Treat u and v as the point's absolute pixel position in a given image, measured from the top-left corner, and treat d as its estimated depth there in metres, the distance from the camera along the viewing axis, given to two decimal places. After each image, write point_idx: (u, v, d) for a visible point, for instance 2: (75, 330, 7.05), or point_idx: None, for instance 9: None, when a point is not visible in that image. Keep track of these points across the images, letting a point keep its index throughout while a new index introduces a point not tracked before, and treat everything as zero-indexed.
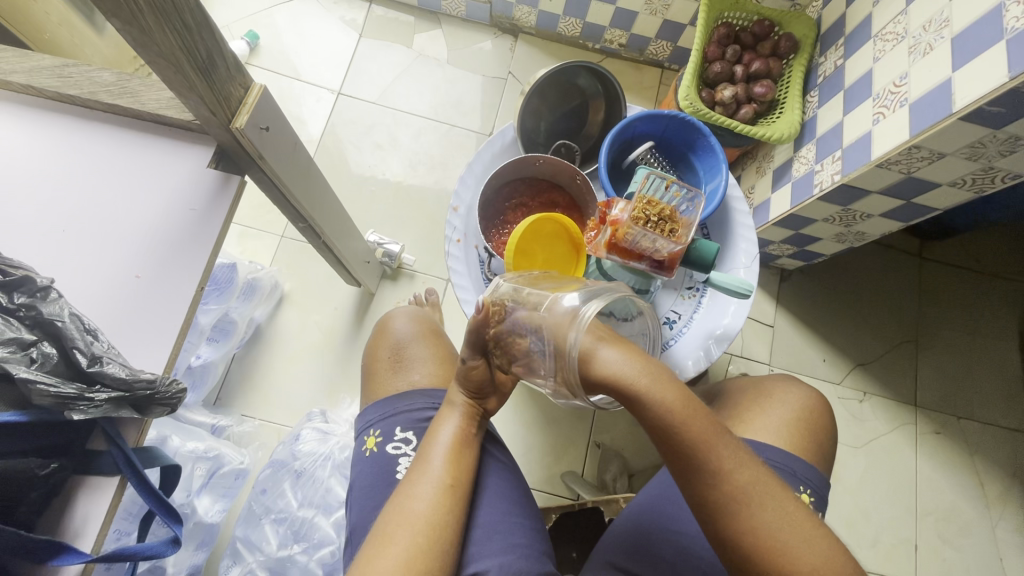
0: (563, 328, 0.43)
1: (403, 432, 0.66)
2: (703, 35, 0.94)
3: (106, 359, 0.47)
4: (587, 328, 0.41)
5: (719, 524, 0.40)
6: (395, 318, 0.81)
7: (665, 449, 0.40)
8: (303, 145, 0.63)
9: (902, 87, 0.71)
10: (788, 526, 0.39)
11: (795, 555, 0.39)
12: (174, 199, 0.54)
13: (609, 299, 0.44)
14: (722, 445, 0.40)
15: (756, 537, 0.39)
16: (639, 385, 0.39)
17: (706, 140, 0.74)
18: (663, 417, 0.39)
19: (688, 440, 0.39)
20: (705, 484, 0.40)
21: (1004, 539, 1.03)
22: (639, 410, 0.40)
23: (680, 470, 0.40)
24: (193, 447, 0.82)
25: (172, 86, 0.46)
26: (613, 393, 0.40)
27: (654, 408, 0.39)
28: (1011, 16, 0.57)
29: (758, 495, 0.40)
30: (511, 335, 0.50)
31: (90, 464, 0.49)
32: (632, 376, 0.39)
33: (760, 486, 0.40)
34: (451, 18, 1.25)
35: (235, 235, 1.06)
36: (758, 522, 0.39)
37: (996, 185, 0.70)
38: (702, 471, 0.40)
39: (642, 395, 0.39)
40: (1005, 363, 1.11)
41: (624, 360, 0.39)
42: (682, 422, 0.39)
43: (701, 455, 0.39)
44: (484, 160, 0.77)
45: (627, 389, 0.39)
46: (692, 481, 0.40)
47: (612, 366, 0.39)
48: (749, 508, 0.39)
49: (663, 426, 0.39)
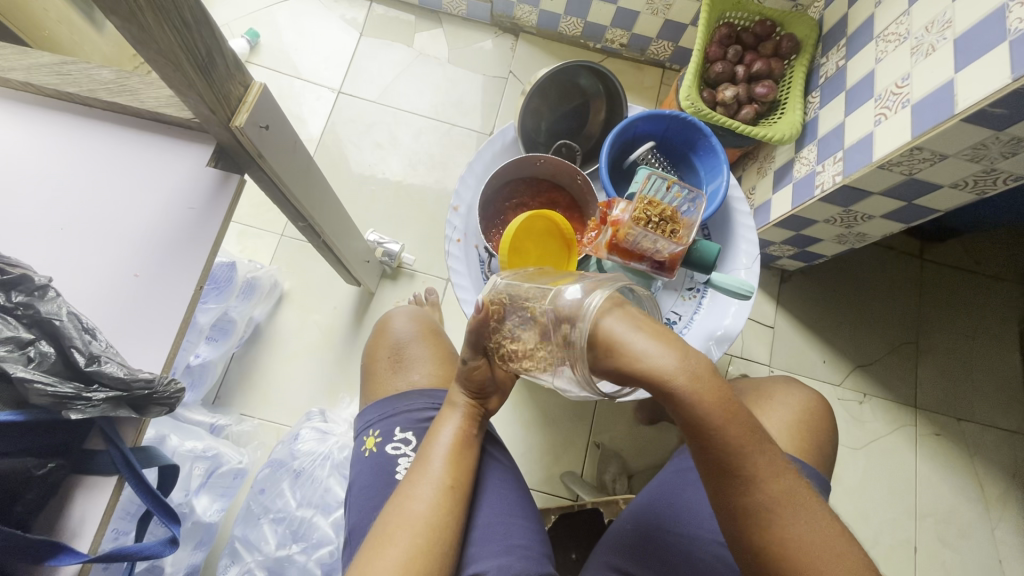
0: (567, 318, 0.42)
1: (402, 432, 0.66)
2: (704, 35, 0.94)
3: (104, 359, 0.47)
4: (597, 311, 0.40)
5: (749, 531, 0.40)
6: (395, 317, 0.81)
7: (703, 453, 0.40)
8: (303, 145, 0.63)
9: (904, 88, 0.71)
10: (818, 539, 0.39)
11: (826, 570, 0.39)
12: (173, 198, 0.54)
13: (610, 289, 0.42)
14: (762, 455, 0.39)
15: (785, 547, 0.39)
16: (673, 380, 0.37)
17: (707, 140, 0.74)
18: (697, 415, 0.38)
19: (723, 444, 0.38)
20: (739, 491, 0.39)
21: (1003, 541, 1.03)
22: (671, 405, 0.38)
23: (716, 475, 0.40)
24: (191, 447, 0.81)
25: (171, 84, 0.45)
26: (644, 384, 0.38)
27: (689, 403, 0.37)
28: (1014, 18, 0.57)
29: (791, 505, 0.39)
30: (513, 331, 0.49)
31: (89, 463, 0.48)
32: (667, 371, 0.37)
33: (794, 498, 0.40)
34: (451, 17, 1.25)
35: (234, 233, 1.06)
36: (787, 531, 0.39)
37: (998, 187, 0.70)
38: (736, 477, 0.39)
39: (680, 394, 0.37)
40: (1006, 364, 1.11)
41: (660, 351, 0.37)
42: (719, 424, 0.38)
43: (736, 460, 0.39)
44: (484, 160, 0.77)
45: (660, 382, 0.37)
46: (726, 487, 0.40)
47: (644, 357, 0.37)
48: (781, 518, 0.39)
49: (699, 423, 0.38)
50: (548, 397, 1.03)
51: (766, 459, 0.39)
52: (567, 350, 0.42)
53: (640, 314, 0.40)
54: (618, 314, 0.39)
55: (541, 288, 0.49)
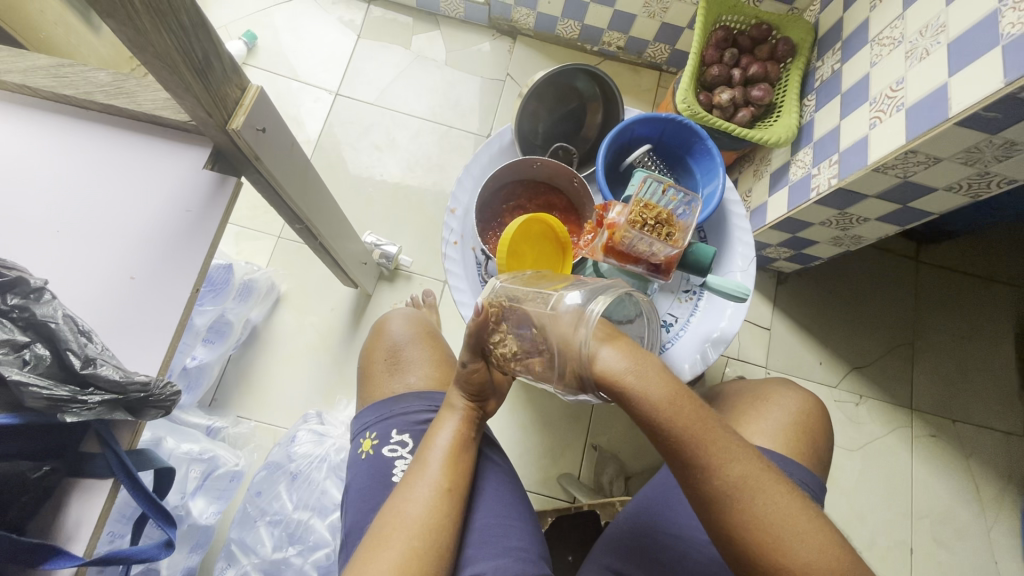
0: (571, 325, 0.42)
1: (399, 434, 0.66)
2: (700, 38, 0.94)
3: (99, 361, 0.47)
4: (595, 327, 0.41)
5: (716, 520, 0.40)
6: (392, 319, 0.81)
7: (659, 443, 0.40)
8: (300, 147, 0.63)
9: (899, 92, 0.71)
10: (782, 520, 0.39)
11: (788, 548, 0.39)
12: (170, 200, 0.54)
13: (611, 297, 0.43)
14: (713, 440, 0.39)
15: (749, 532, 0.39)
16: (625, 382, 0.39)
17: (703, 143, 0.74)
18: (649, 414, 0.39)
19: (676, 436, 0.39)
20: (698, 479, 0.40)
21: (998, 541, 1.03)
22: (628, 405, 0.40)
23: (674, 463, 0.41)
24: (187, 449, 0.81)
25: (168, 88, 0.45)
26: (605, 389, 0.40)
27: (641, 405, 0.39)
28: (1008, 22, 0.57)
29: (751, 489, 0.39)
30: (509, 337, 0.49)
31: (84, 467, 0.48)
32: (617, 372, 0.39)
33: (755, 480, 0.39)
34: (449, 19, 1.25)
35: (231, 235, 1.06)
36: (750, 516, 0.39)
37: (992, 190, 0.70)
38: (693, 466, 0.40)
39: (628, 392, 0.39)
40: (1001, 365, 1.12)
41: (615, 356, 0.40)
42: (668, 419, 0.39)
43: (689, 448, 0.39)
44: (481, 163, 0.77)
45: (616, 386, 0.39)
46: (685, 473, 0.40)
47: (603, 361, 0.39)
48: (742, 502, 0.39)
49: (651, 422, 0.39)
50: (546, 399, 1.03)
51: (719, 446, 0.40)
52: (558, 355, 0.43)
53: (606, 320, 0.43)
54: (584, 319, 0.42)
55: (541, 293, 0.49)
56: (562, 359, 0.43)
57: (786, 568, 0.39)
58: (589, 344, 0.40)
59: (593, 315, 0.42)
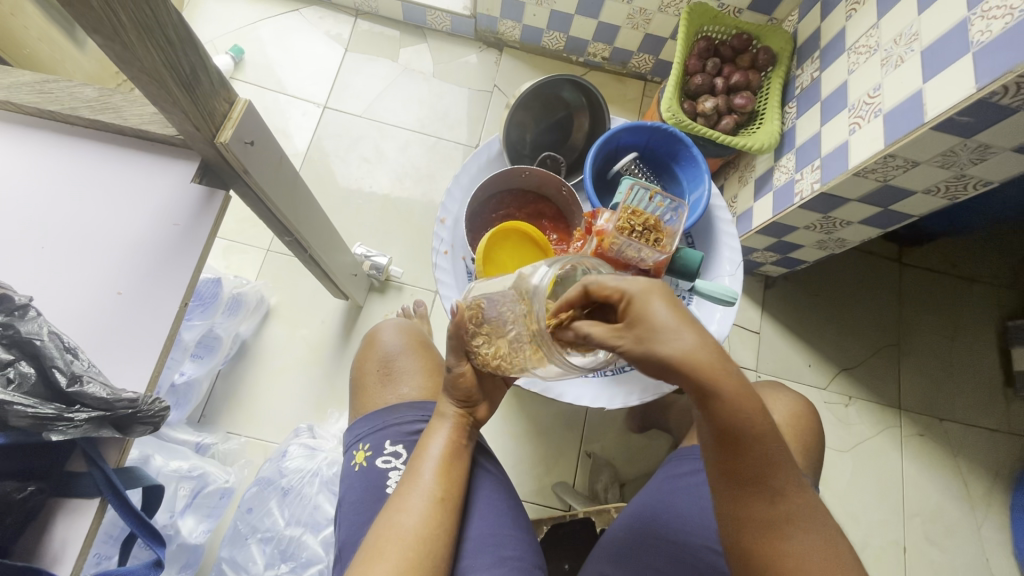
0: (519, 293, 0.47)
1: (392, 446, 0.66)
2: (683, 48, 0.96)
3: (86, 378, 0.46)
4: (540, 294, 0.45)
5: (752, 540, 0.41)
6: (383, 330, 0.80)
7: (726, 463, 0.40)
8: (289, 159, 0.63)
9: (876, 98, 0.73)
10: (822, 559, 0.40)
11: None
12: (156, 215, 0.54)
13: (557, 266, 0.46)
14: (780, 469, 0.40)
15: (788, 563, 0.40)
16: (719, 382, 0.38)
17: (689, 150, 0.75)
18: (731, 424, 0.39)
19: (753, 461, 0.40)
20: (756, 503, 0.41)
21: (989, 539, 1.04)
22: (710, 407, 0.38)
23: (733, 484, 0.41)
24: (177, 466, 0.81)
25: (157, 103, 0.46)
26: (688, 385, 0.38)
27: (728, 409, 0.38)
28: (977, 30, 0.59)
29: (800, 523, 0.41)
30: (490, 333, 0.52)
31: (71, 485, 0.47)
32: (713, 372, 0.37)
33: (807, 517, 0.41)
34: (436, 33, 1.27)
35: (219, 249, 1.05)
36: (793, 546, 0.41)
37: (969, 192, 0.72)
38: (755, 489, 0.40)
39: (724, 398, 0.38)
40: (985, 364, 1.14)
41: (699, 345, 0.38)
42: (749, 435, 0.39)
43: (761, 475, 0.40)
44: (470, 173, 0.77)
45: (708, 382, 0.38)
46: (742, 496, 0.41)
47: (689, 348, 0.38)
48: (790, 532, 0.41)
49: (731, 432, 0.39)
50: (539, 408, 1.03)
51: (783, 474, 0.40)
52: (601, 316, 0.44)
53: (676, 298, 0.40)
54: (660, 294, 0.39)
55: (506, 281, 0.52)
56: (608, 331, 0.40)
57: None
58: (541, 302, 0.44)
59: (541, 281, 0.46)
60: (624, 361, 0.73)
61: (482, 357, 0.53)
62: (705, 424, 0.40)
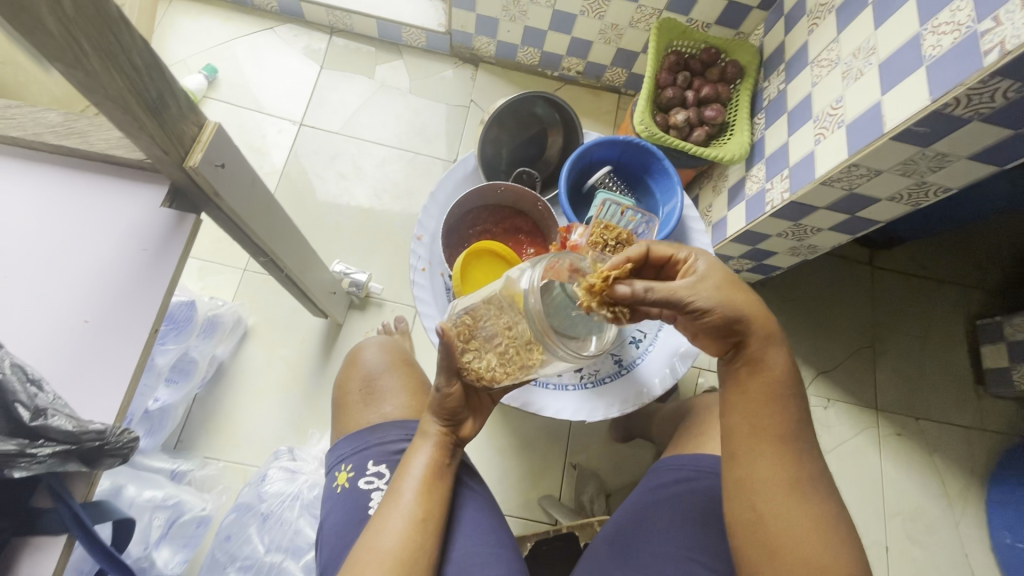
0: (513, 297, 0.50)
1: (375, 465, 0.65)
2: (654, 63, 0.98)
3: (50, 412, 0.45)
4: (538, 290, 0.47)
5: (773, 501, 0.47)
6: (366, 348, 0.79)
7: (764, 422, 0.47)
8: (261, 180, 0.62)
9: (839, 109, 0.75)
10: (827, 518, 0.47)
11: (821, 542, 0.46)
12: (126, 240, 0.53)
13: (549, 263, 0.48)
14: (807, 436, 0.48)
15: (800, 520, 0.46)
16: (772, 336, 0.48)
17: (661, 163, 0.76)
18: (783, 375, 0.48)
19: (787, 422, 0.48)
20: (781, 464, 0.47)
21: (967, 535, 1.07)
22: (771, 352, 0.48)
23: (765, 443, 0.47)
24: (151, 496, 0.78)
25: (121, 128, 0.45)
26: (751, 335, 0.48)
27: (782, 357, 0.48)
28: (928, 45, 0.62)
29: (812, 487, 0.48)
30: (483, 346, 0.55)
31: (36, 521, 0.46)
32: (769, 327, 0.48)
33: (818, 483, 0.48)
34: (412, 49, 1.27)
35: (194, 270, 1.04)
36: (804, 506, 0.47)
37: (930, 198, 0.75)
38: (784, 452, 0.47)
39: (774, 356, 0.48)
40: (956, 362, 1.17)
41: (758, 304, 0.48)
42: (785, 391, 0.48)
43: (789, 437, 0.47)
44: (447, 189, 0.78)
45: (767, 334, 0.48)
46: (771, 456, 0.47)
47: (750, 300, 0.48)
48: (804, 495, 0.47)
49: (780, 382, 0.48)
50: (523, 421, 1.03)
51: (807, 440, 0.48)
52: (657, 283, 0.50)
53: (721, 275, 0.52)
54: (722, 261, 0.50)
55: (493, 290, 0.55)
56: (687, 283, 0.47)
57: (812, 557, 0.46)
58: (538, 294, 0.47)
59: (533, 282, 0.48)
60: (602, 373, 0.74)
61: (477, 370, 0.55)
62: (753, 376, 0.48)
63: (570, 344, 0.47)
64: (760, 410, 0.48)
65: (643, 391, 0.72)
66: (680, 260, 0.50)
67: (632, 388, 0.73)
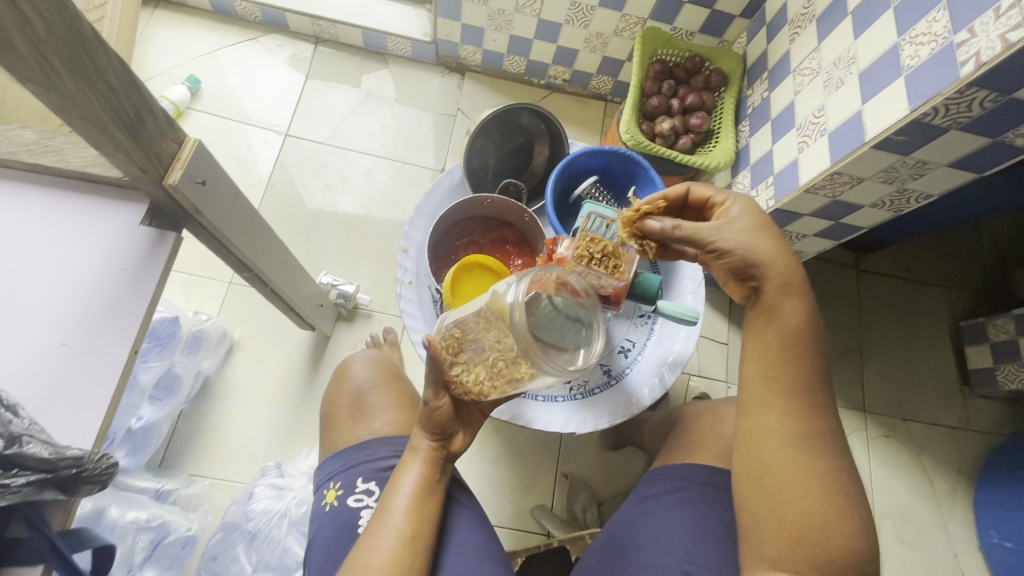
0: (498, 311, 0.50)
1: (364, 483, 0.64)
2: (639, 71, 0.99)
3: (26, 439, 0.45)
4: (524, 305, 0.47)
5: (776, 455, 0.48)
6: (354, 364, 0.79)
7: (777, 372, 0.49)
8: (244, 195, 0.62)
9: (821, 118, 0.76)
10: (831, 481, 0.47)
11: (824, 503, 0.46)
12: (104, 259, 0.52)
13: (534, 280, 0.49)
14: (821, 392, 0.49)
15: (801, 477, 0.47)
16: (791, 287, 0.49)
17: (647, 173, 0.77)
18: (798, 327, 0.49)
19: (802, 373, 0.49)
20: (789, 417, 0.48)
21: (956, 535, 1.08)
22: (789, 302, 0.49)
23: (776, 395, 0.49)
24: (134, 517, 0.78)
25: (97, 147, 0.44)
26: (767, 282, 0.50)
27: (804, 309, 0.49)
28: (907, 55, 0.63)
29: (821, 448, 0.48)
30: (469, 361, 0.53)
31: (11, 553, 0.45)
32: (788, 278, 0.50)
33: (827, 445, 0.48)
34: (397, 58, 1.27)
35: (178, 283, 1.02)
36: (808, 466, 0.47)
37: (912, 205, 0.75)
38: (796, 405, 0.48)
39: (790, 305, 0.49)
40: (941, 362, 1.18)
41: (780, 254, 0.50)
42: (802, 346, 0.49)
43: (801, 391, 0.49)
44: (433, 202, 0.77)
45: (784, 280, 0.49)
46: (780, 409, 0.49)
47: (770, 248, 0.50)
48: (809, 454, 0.48)
49: (796, 334, 0.49)
50: (514, 430, 1.02)
51: (821, 395, 0.49)
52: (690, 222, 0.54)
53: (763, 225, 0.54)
54: (757, 209, 0.53)
55: (479, 306, 0.54)
56: (711, 224, 0.51)
57: (812, 515, 0.46)
58: (524, 304, 0.47)
59: (518, 296, 0.48)
60: (592, 383, 0.74)
61: (466, 383, 0.53)
62: (768, 325, 0.50)
63: (556, 359, 0.47)
64: (772, 362, 0.49)
65: (633, 402, 0.72)
66: (717, 202, 0.54)
67: (621, 399, 0.73)
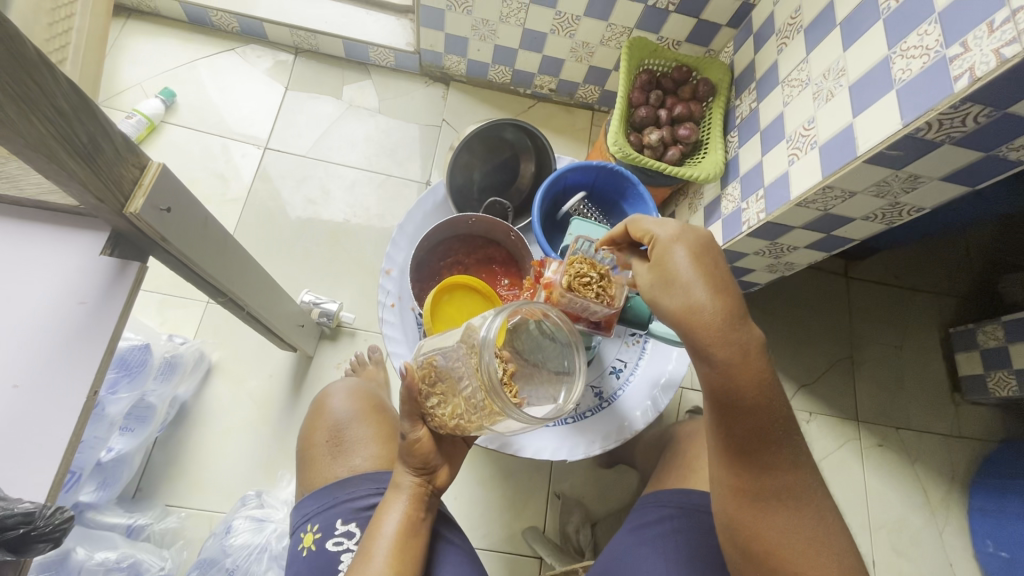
0: (470, 347, 0.47)
1: (344, 525, 0.61)
2: (626, 82, 0.97)
3: None
4: (493, 346, 0.44)
5: (738, 513, 0.46)
6: (334, 394, 0.76)
7: (721, 432, 0.44)
8: (214, 219, 0.58)
9: (811, 130, 0.75)
10: (795, 532, 0.45)
11: (791, 556, 0.45)
12: (61, 293, 0.48)
13: (506, 314, 0.46)
14: (777, 447, 0.44)
15: (762, 532, 0.45)
16: (714, 345, 0.41)
17: (635, 188, 0.75)
18: (727, 387, 0.41)
19: (744, 434, 0.43)
20: (745, 475, 0.45)
21: (951, 544, 1.07)
22: (702, 366, 0.42)
23: (726, 454, 0.44)
24: (103, 558, 0.75)
25: (48, 176, 0.41)
26: (688, 339, 0.42)
27: (732, 368, 0.41)
28: (899, 69, 0.62)
29: (787, 499, 0.45)
30: (444, 396, 0.50)
31: None
32: (712, 335, 0.41)
33: (793, 495, 0.45)
34: (380, 68, 1.24)
35: (153, 304, 0.98)
36: (768, 520, 0.45)
37: (904, 217, 0.74)
38: (748, 465, 0.44)
39: (714, 362, 0.41)
40: (931, 370, 1.18)
41: (707, 305, 0.41)
42: (745, 406, 0.42)
43: (750, 450, 0.44)
44: (415, 220, 0.75)
45: (702, 341, 0.41)
46: (734, 468, 0.45)
47: (688, 302, 0.42)
48: (769, 511, 0.45)
49: (727, 395, 0.42)
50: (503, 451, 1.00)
51: (773, 449, 0.44)
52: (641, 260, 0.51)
53: (713, 257, 0.44)
54: (684, 247, 0.44)
55: (454, 339, 0.51)
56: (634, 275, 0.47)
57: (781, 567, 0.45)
58: (492, 351, 0.44)
59: (489, 333, 0.45)
60: (584, 406, 0.72)
61: (442, 417, 0.51)
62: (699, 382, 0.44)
63: (539, 390, 0.49)
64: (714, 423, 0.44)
65: (626, 425, 0.70)
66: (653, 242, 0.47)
67: (615, 422, 0.71)
